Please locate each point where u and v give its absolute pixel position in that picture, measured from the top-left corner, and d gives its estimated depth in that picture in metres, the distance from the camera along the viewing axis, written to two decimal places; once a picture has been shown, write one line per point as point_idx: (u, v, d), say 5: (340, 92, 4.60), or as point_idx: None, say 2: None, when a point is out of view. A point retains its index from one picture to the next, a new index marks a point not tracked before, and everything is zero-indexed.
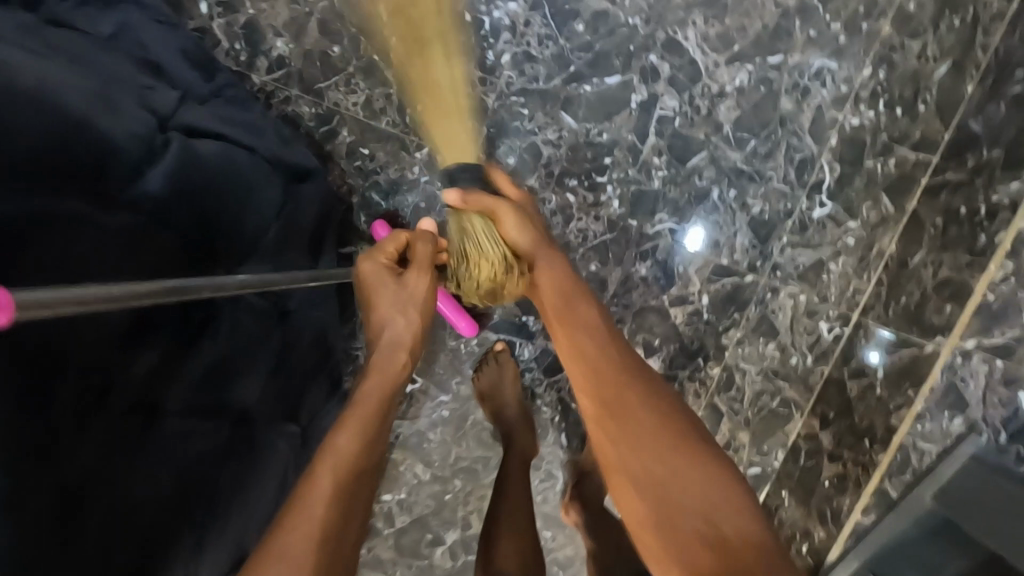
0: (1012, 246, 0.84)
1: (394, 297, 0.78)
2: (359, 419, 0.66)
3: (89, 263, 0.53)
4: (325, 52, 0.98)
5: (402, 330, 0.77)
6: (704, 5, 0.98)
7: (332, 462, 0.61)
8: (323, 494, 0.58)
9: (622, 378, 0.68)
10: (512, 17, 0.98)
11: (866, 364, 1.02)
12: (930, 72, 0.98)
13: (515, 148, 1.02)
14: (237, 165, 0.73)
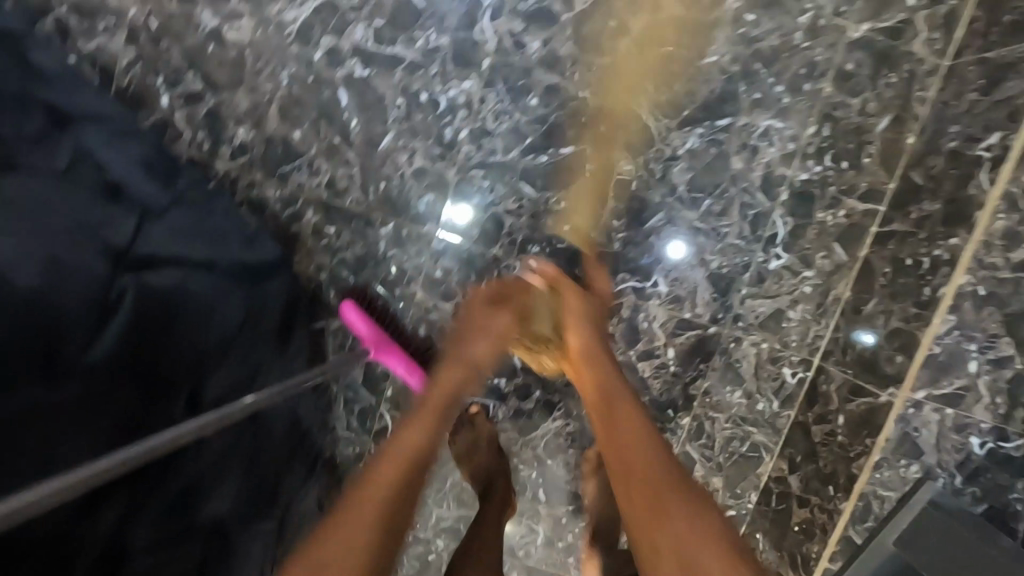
0: (954, 300, 0.91)
1: (481, 326, 0.84)
2: (427, 425, 0.66)
3: (57, 437, 0.60)
4: (286, 137, 1.00)
5: (478, 351, 0.81)
6: (652, 74, 1.02)
7: (399, 465, 0.60)
8: (375, 498, 0.57)
9: (635, 438, 0.67)
10: (467, 95, 1.01)
11: (827, 410, 1.07)
12: (873, 125, 1.06)
13: (478, 219, 1.05)
14: (196, 288, 0.80)
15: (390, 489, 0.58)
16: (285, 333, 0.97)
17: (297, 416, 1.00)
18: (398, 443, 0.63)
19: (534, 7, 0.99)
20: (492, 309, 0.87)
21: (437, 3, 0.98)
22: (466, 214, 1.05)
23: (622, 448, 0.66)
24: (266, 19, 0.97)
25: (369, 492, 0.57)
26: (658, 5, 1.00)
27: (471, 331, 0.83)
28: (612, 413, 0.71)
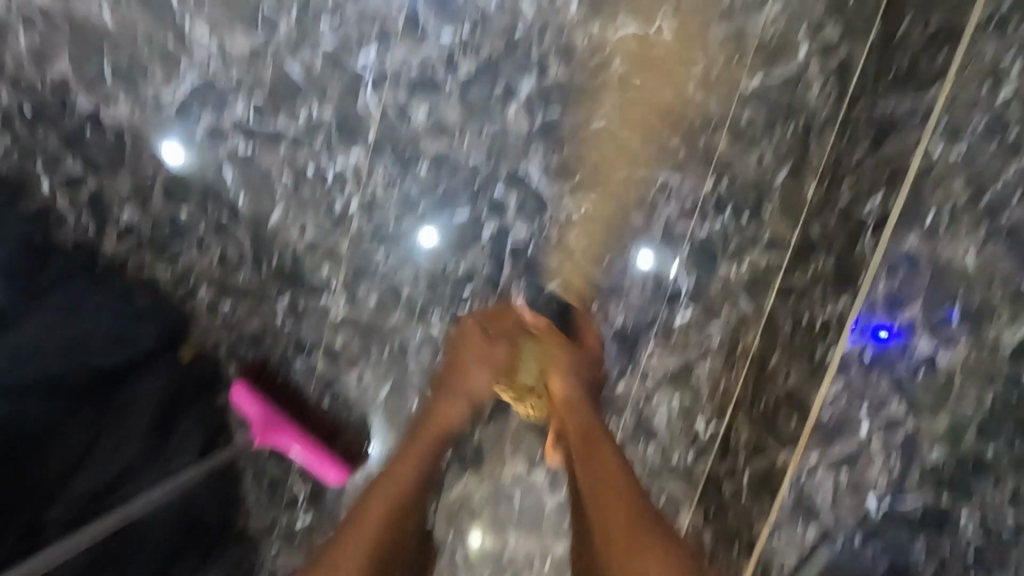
0: (841, 363, 0.92)
1: (480, 357, 0.84)
2: (407, 471, 0.73)
3: None
4: (173, 217, 0.99)
5: (472, 387, 0.82)
6: (543, 138, 1.01)
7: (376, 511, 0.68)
8: (369, 533, 0.66)
9: (626, 494, 0.66)
10: (354, 166, 0.99)
11: (735, 466, 1.07)
12: (771, 179, 1.05)
13: (375, 289, 1.04)
14: (33, 406, 0.76)
15: (384, 515, 0.68)
16: (169, 418, 0.91)
17: (184, 504, 0.96)
18: (397, 468, 0.73)
19: (417, 76, 0.97)
20: (489, 343, 0.85)
21: (318, 76, 0.96)
22: (432, 236, 1.03)
23: (620, 500, 0.65)
24: (143, 99, 0.95)
25: (361, 520, 0.67)
26: (543, 68, 0.99)
27: (463, 366, 0.84)
28: (607, 467, 0.69)
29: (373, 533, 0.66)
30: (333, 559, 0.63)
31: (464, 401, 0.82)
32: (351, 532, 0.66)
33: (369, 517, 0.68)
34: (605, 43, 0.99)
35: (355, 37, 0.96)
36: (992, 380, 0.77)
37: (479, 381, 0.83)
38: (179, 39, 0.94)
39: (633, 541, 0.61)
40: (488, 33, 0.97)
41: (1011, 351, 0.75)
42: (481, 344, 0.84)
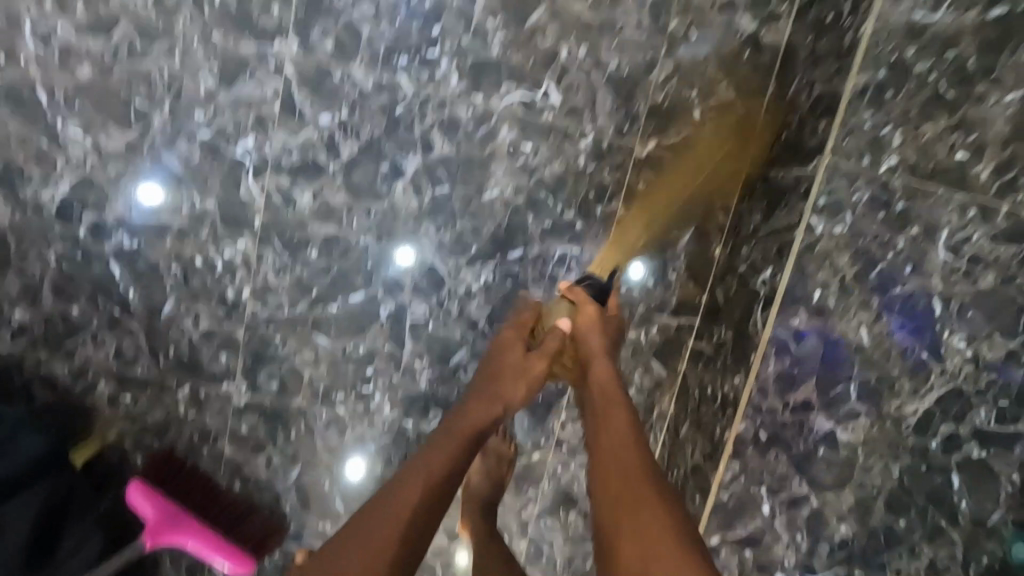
0: (735, 445, 0.94)
1: (514, 368, 0.82)
2: (451, 446, 0.72)
3: None
4: (66, 313, 0.98)
5: (504, 394, 0.80)
6: (434, 215, 0.98)
7: (419, 481, 0.66)
8: (409, 500, 0.65)
9: (640, 467, 0.65)
10: (243, 254, 0.98)
11: None
12: (676, 241, 1.01)
13: (276, 373, 1.03)
14: None
15: (428, 490, 0.66)
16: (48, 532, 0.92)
17: None
18: (432, 453, 0.70)
19: (298, 160, 0.95)
20: (526, 355, 0.84)
21: (197, 167, 0.94)
22: (409, 257, 0.99)
23: (625, 468, 0.66)
24: (22, 202, 0.94)
25: (403, 491, 0.65)
26: (428, 144, 0.96)
27: (499, 373, 0.82)
28: (621, 439, 0.70)
29: (409, 502, 0.65)
30: (377, 526, 0.62)
31: (497, 404, 0.79)
32: (400, 495, 0.65)
33: (412, 484, 0.66)
34: (491, 111, 0.95)
35: (231, 125, 0.94)
36: (898, 458, 0.77)
37: (512, 390, 0.81)
38: (52, 141, 0.93)
39: (634, 507, 0.61)
40: (368, 112, 0.94)
41: (915, 428, 0.76)
42: (522, 354, 0.83)
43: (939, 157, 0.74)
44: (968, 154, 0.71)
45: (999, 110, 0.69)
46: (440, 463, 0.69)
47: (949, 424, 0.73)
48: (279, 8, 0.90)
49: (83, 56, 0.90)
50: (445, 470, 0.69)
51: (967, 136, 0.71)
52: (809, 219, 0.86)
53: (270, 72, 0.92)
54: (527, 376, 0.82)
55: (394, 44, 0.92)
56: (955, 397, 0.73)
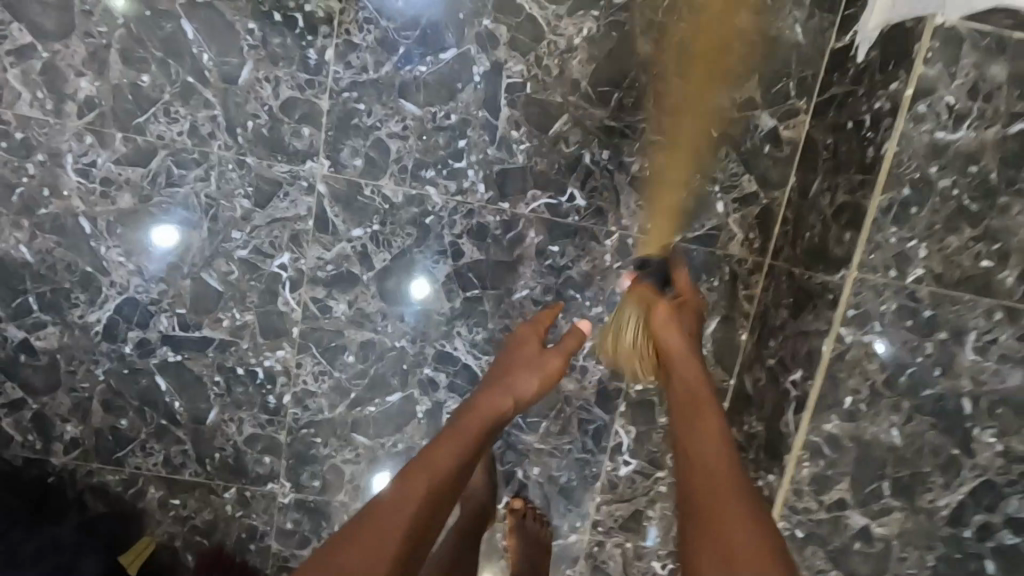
0: None
1: (527, 365, 0.87)
2: (456, 446, 0.76)
3: None
4: (114, 426, 1.02)
5: (517, 389, 0.85)
6: (465, 316, 1.00)
7: (426, 476, 0.71)
8: (412, 502, 0.69)
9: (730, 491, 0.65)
10: (282, 362, 1.01)
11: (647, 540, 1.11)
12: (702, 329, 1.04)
13: (319, 472, 1.06)
14: None
15: (432, 491, 0.71)
16: None
17: None
18: (437, 455, 0.75)
19: (332, 272, 0.98)
20: (541, 351, 0.89)
21: (235, 283, 0.97)
22: (423, 287, 0.99)
23: (712, 490, 0.65)
24: (69, 324, 0.97)
25: (412, 476, 0.71)
26: (458, 251, 0.98)
27: (512, 368, 0.87)
28: (700, 441, 0.71)
29: (421, 486, 0.70)
30: (381, 515, 0.67)
31: (509, 396, 0.83)
32: (408, 477, 0.72)
33: (421, 476, 0.72)
34: (519, 216, 0.97)
35: (268, 243, 0.96)
36: (933, 547, 0.81)
37: (528, 381, 0.86)
38: (95, 266, 0.96)
39: (715, 520, 0.63)
40: (399, 224, 0.97)
41: (949, 518, 0.80)
42: (539, 350, 0.89)
43: (965, 266, 0.77)
44: (993, 262, 0.76)
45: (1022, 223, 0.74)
46: (447, 459, 0.74)
47: (983, 513, 0.78)
48: (309, 130, 0.93)
49: (122, 185, 0.93)
50: (445, 477, 0.73)
51: (991, 246, 0.76)
52: (838, 330, 0.85)
53: (303, 190, 0.95)
54: (550, 370, 0.87)
55: (422, 158, 0.94)
56: (987, 489, 0.78)
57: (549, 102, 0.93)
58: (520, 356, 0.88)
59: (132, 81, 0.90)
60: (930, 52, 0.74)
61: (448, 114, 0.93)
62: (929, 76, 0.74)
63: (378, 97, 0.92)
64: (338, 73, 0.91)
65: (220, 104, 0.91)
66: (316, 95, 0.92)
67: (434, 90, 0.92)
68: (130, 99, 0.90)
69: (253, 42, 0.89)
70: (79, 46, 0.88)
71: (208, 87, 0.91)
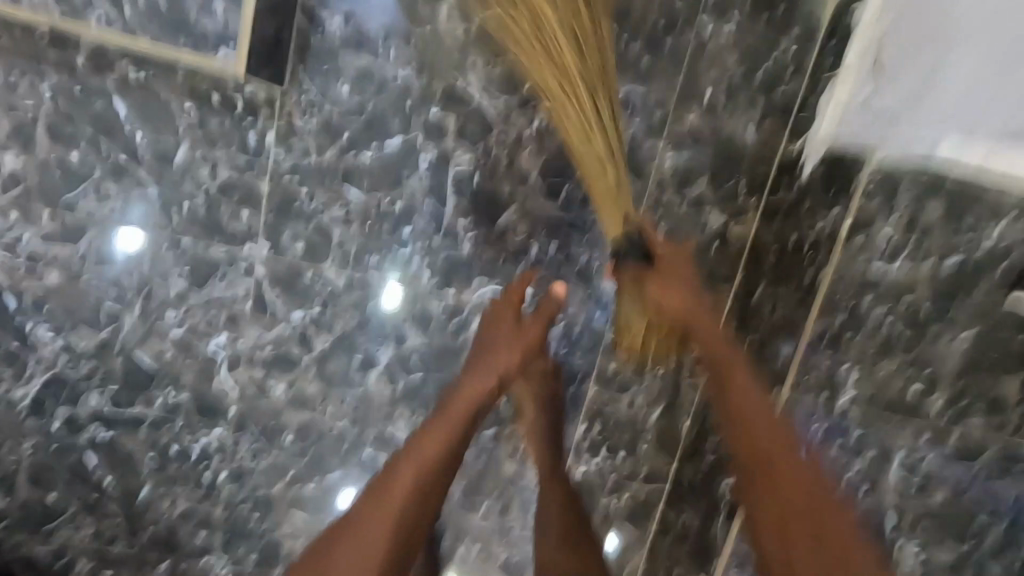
0: None
1: (508, 343, 0.76)
2: (433, 443, 0.65)
3: None
4: (41, 500, 0.98)
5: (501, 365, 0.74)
6: (408, 399, 1.00)
7: (412, 477, 0.62)
8: (399, 501, 0.61)
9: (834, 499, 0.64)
10: (219, 441, 0.99)
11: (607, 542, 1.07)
12: (645, 416, 1.04)
13: (254, 548, 1.03)
14: None
15: (415, 494, 0.62)
16: None
17: None
18: (407, 461, 0.63)
19: (271, 353, 0.96)
20: (521, 324, 0.79)
21: (170, 362, 0.95)
22: (396, 295, 0.95)
23: (779, 505, 0.63)
24: None
25: (393, 479, 0.62)
26: (402, 335, 0.97)
27: (494, 347, 0.76)
28: (752, 420, 0.67)
29: (402, 491, 0.61)
30: (365, 518, 0.60)
31: (489, 378, 0.72)
32: (384, 484, 0.62)
33: (405, 472, 0.63)
34: (463, 302, 0.96)
35: (204, 323, 0.94)
36: None
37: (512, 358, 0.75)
38: (22, 342, 0.92)
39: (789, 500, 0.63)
40: (340, 308, 0.95)
41: None
42: (516, 325, 0.78)
43: (896, 391, 0.75)
44: (923, 388, 0.72)
45: (953, 350, 0.69)
46: (430, 457, 0.64)
47: None
48: (249, 213, 0.90)
49: (50, 262, 0.90)
50: (435, 476, 0.64)
51: (920, 372, 0.72)
52: None
53: (241, 272, 0.92)
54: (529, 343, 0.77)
55: (365, 243, 0.93)
56: None
57: (497, 193, 0.92)
58: (499, 328, 0.78)
59: (61, 157, 0.86)
60: (870, 187, 0.76)
61: (393, 202, 0.91)
62: (868, 209, 0.76)
63: (320, 182, 0.90)
64: (279, 156, 0.88)
65: (155, 184, 0.88)
66: (256, 178, 0.89)
67: (379, 177, 0.90)
68: (58, 175, 0.87)
69: (190, 122, 0.86)
70: (3, 120, 0.84)
71: (142, 165, 0.87)
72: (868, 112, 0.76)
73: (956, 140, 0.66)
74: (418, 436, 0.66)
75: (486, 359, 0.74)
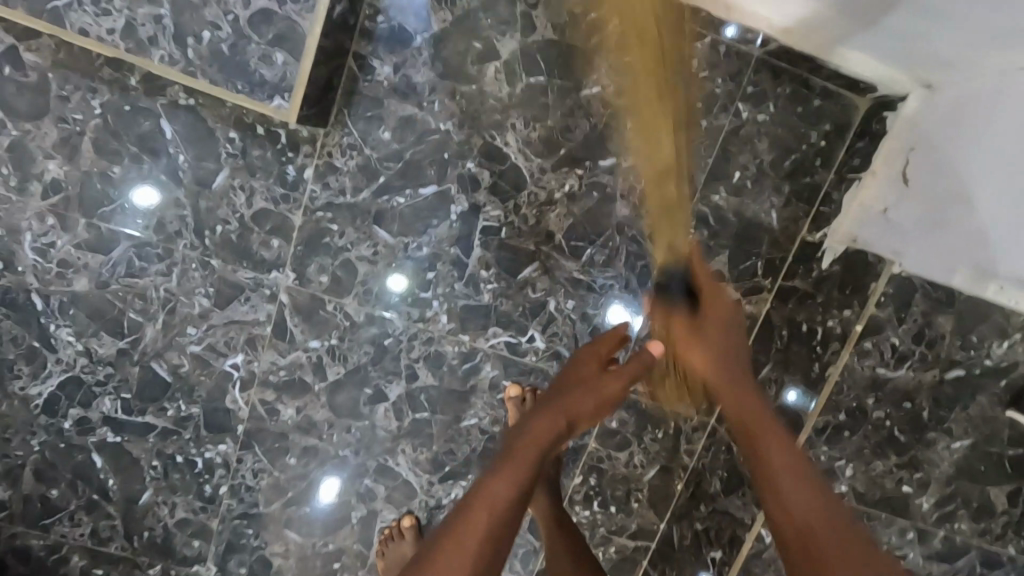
0: None
1: (585, 387, 0.80)
2: (512, 478, 0.66)
3: None
4: (44, 494, 1.00)
5: (576, 409, 0.77)
6: (411, 435, 1.02)
7: (489, 510, 0.63)
8: (477, 536, 0.61)
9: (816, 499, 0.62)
10: (223, 456, 1.01)
11: None
12: (639, 475, 1.05)
13: (246, 560, 1.05)
14: None
15: (492, 528, 0.62)
16: None
17: None
18: (491, 485, 0.65)
19: (284, 378, 0.98)
20: (602, 371, 0.82)
21: (185, 376, 0.97)
22: (402, 282, 0.95)
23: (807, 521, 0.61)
24: (10, 394, 0.96)
25: (471, 511, 0.63)
26: (413, 374, 0.99)
27: (569, 389, 0.80)
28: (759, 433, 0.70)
29: (482, 526, 0.62)
30: (449, 552, 0.60)
31: (562, 418, 0.75)
32: (466, 515, 0.63)
33: (479, 514, 0.63)
34: (477, 349, 0.98)
35: (222, 342, 0.96)
36: None
37: (586, 405, 0.78)
38: (43, 342, 0.94)
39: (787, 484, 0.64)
40: (357, 341, 0.97)
41: None
42: (598, 368, 0.82)
43: (887, 487, 0.79)
44: (914, 488, 0.78)
45: (946, 455, 0.77)
46: (504, 492, 0.65)
47: None
48: (279, 242, 0.92)
49: (80, 269, 0.92)
50: (513, 509, 0.65)
51: (912, 473, 0.78)
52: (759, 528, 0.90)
53: (264, 298, 0.94)
54: (607, 395, 0.78)
55: (388, 282, 0.95)
56: None
57: (522, 249, 0.95)
58: (579, 372, 0.83)
59: (103, 170, 0.88)
60: (884, 296, 0.82)
61: (420, 246, 0.94)
62: (879, 316, 0.82)
63: (352, 221, 0.92)
64: (315, 192, 0.91)
65: (191, 206, 0.90)
66: (289, 211, 0.91)
67: (410, 222, 0.93)
68: (98, 186, 0.89)
69: (232, 151, 0.89)
70: (52, 129, 0.86)
71: (181, 186, 0.90)
72: (891, 226, 0.83)
73: (970, 272, 0.75)
74: (495, 472, 0.67)
75: (563, 397, 0.77)
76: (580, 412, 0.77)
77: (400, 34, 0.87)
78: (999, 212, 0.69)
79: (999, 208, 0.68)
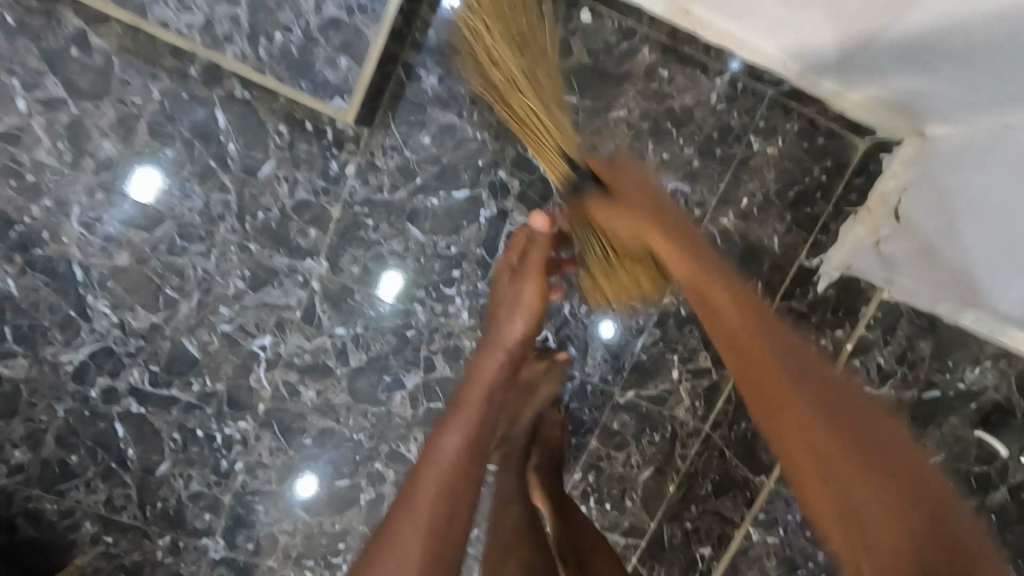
0: None
1: (509, 305, 0.83)
2: (459, 427, 0.68)
3: None
4: (63, 460, 1.02)
5: (504, 339, 0.80)
6: (425, 424, 1.07)
7: (437, 467, 0.64)
8: (427, 494, 0.62)
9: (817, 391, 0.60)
10: (242, 432, 1.05)
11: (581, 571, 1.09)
12: (635, 475, 1.11)
13: (253, 535, 1.08)
14: None
15: (450, 482, 0.63)
16: None
17: None
18: (438, 443, 0.67)
19: (308, 361, 1.03)
20: (517, 286, 0.84)
21: (213, 353, 1.01)
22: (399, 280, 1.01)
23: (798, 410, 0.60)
24: (40, 359, 0.98)
25: (425, 465, 0.65)
26: (431, 365, 1.05)
27: (496, 317, 0.83)
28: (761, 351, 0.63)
29: (433, 479, 0.63)
30: (403, 505, 0.62)
31: (497, 353, 0.78)
32: (414, 484, 0.63)
33: (428, 467, 0.64)
34: None
35: (252, 323, 1.01)
36: None
37: (514, 332, 0.80)
38: (80, 310, 0.98)
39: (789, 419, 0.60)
40: (380, 331, 1.03)
41: None
42: (512, 287, 0.84)
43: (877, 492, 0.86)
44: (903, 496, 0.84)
45: None
46: (450, 444, 0.67)
47: None
48: (316, 232, 0.98)
49: (123, 244, 0.96)
50: (458, 469, 0.64)
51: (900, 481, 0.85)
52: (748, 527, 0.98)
53: (297, 284, 1.00)
54: (527, 311, 0.82)
55: (414, 277, 1.01)
56: None
57: None
58: (498, 292, 0.85)
59: (156, 151, 0.93)
60: (873, 319, 0.93)
61: (449, 246, 1.00)
62: (868, 337, 0.93)
63: (387, 217, 0.98)
64: (355, 187, 0.97)
65: (236, 192, 0.96)
66: (329, 204, 0.97)
67: (440, 222, 0.99)
68: (149, 166, 0.93)
69: (280, 144, 0.94)
70: (111, 110, 0.91)
71: (228, 173, 0.95)
72: (883, 257, 0.93)
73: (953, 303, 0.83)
74: (442, 427, 0.69)
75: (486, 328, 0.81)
76: (516, 344, 0.81)
77: (446, 48, 0.94)
78: (972, 262, 0.78)
79: (974, 255, 0.78)
